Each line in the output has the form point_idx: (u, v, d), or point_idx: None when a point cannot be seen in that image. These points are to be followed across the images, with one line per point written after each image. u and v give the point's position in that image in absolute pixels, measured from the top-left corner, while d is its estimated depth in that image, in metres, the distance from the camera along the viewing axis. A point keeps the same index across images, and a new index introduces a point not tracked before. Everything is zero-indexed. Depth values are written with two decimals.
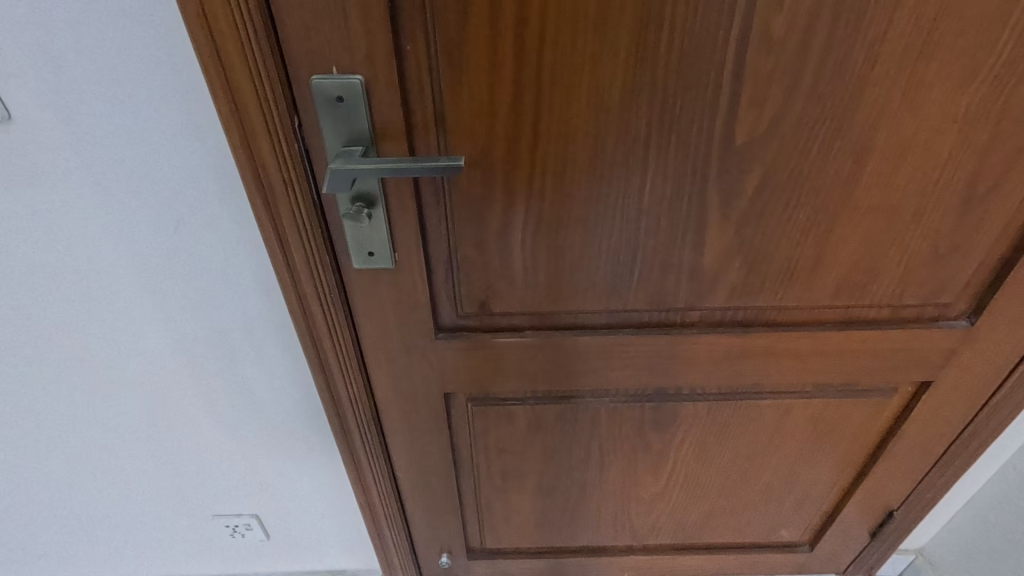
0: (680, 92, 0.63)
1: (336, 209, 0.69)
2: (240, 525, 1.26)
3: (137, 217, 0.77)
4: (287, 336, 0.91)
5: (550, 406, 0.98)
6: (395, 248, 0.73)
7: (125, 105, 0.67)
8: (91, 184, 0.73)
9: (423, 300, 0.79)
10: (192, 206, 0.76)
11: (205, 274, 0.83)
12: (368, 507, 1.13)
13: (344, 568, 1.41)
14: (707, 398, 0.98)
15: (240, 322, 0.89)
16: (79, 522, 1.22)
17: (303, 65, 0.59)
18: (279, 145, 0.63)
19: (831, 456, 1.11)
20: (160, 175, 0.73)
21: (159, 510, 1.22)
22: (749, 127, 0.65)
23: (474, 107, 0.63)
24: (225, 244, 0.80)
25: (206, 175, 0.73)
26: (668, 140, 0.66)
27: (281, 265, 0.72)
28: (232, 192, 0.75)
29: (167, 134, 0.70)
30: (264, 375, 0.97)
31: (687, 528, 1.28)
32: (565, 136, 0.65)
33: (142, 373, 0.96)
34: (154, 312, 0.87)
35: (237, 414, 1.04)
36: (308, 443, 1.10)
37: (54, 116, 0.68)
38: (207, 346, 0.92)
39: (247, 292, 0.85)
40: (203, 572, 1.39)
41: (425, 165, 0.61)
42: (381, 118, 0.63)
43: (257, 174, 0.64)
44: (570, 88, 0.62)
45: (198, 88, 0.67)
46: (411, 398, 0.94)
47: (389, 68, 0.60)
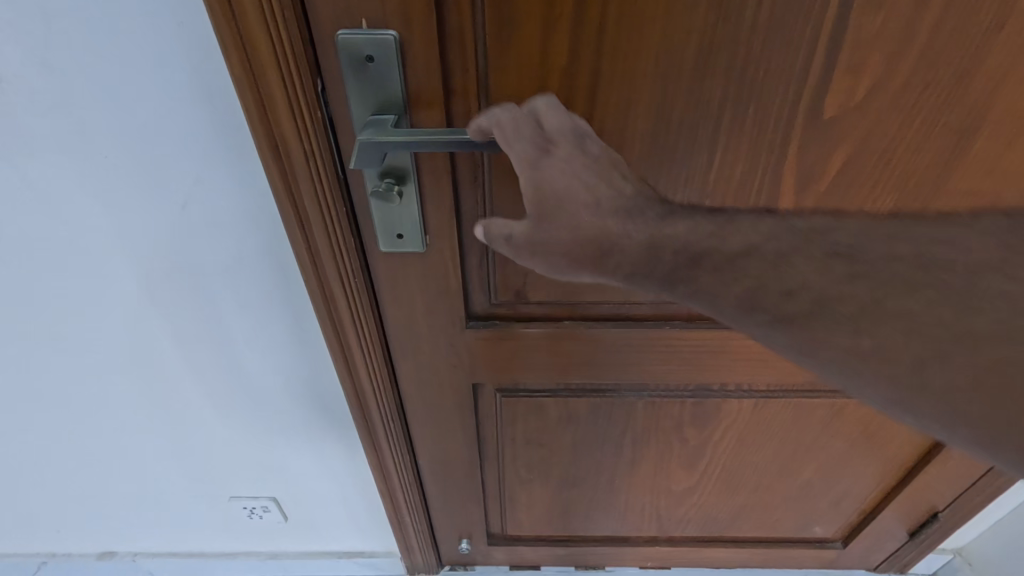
0: (766, 55, 0.53)
1: (363, 185, 0.62)
2: (258, 507, 1.24)
3: (142, 191, 0.70)
4: (304, 319, 0.85)
5: (583, 400, 0.92)
6: (426, 230, 0.66)
7: (124, 64, 0.59)
8: (88, 153, 0.66)
9: (454, 287, 0.73)
10: (203, 179, 0.69)
11: (216, 253, 0.77)
12: (388, 493, 1.09)
13: (361, 550, 1.39)
14: (754, 394, 0.91)
15: (253, 303, 0.83)
16: (94, 499, 1.21)
17: (330, 18, 0.51)
18: (299, 111, 0.55)
19: (877, 454, 1.05)
20: (165, 145, 0.66)
21: (174, 490, 1.20)
22: (840, 98, 0.56)
23: (521, 71, 0.54)
24: (242, 222, 0.73)
25: (215, 144, 0.66)
26: (744, 112, 0.57)
27: (301, 247, 0.65)
28: (247, 165, 0.67)
29: (173, 98, 0.62)
30: (280, 359, 0.92)
31: (716, 523, 1.24)
32: (625, 106, 0.56)
33: (154, 354, 0.91)
34: (164, 291, 0.82)
35: (253, 396, 0.99)
36: (327, 427, 1.06)
37: (40, 75, 0.60)
38: (220, 326, 0.87)
39: (265, 274, 0.79)
40: (221, 550, 1.38)
41: (468, 138, 0.53)
42: (416, 84, 0.55)
43: (275, 146, 0.57)
44: (635, 50, 0.53)
45: (208, 44, 0.58)
46: (436, 388, 0.89)
47: (427, 24, 0.51)
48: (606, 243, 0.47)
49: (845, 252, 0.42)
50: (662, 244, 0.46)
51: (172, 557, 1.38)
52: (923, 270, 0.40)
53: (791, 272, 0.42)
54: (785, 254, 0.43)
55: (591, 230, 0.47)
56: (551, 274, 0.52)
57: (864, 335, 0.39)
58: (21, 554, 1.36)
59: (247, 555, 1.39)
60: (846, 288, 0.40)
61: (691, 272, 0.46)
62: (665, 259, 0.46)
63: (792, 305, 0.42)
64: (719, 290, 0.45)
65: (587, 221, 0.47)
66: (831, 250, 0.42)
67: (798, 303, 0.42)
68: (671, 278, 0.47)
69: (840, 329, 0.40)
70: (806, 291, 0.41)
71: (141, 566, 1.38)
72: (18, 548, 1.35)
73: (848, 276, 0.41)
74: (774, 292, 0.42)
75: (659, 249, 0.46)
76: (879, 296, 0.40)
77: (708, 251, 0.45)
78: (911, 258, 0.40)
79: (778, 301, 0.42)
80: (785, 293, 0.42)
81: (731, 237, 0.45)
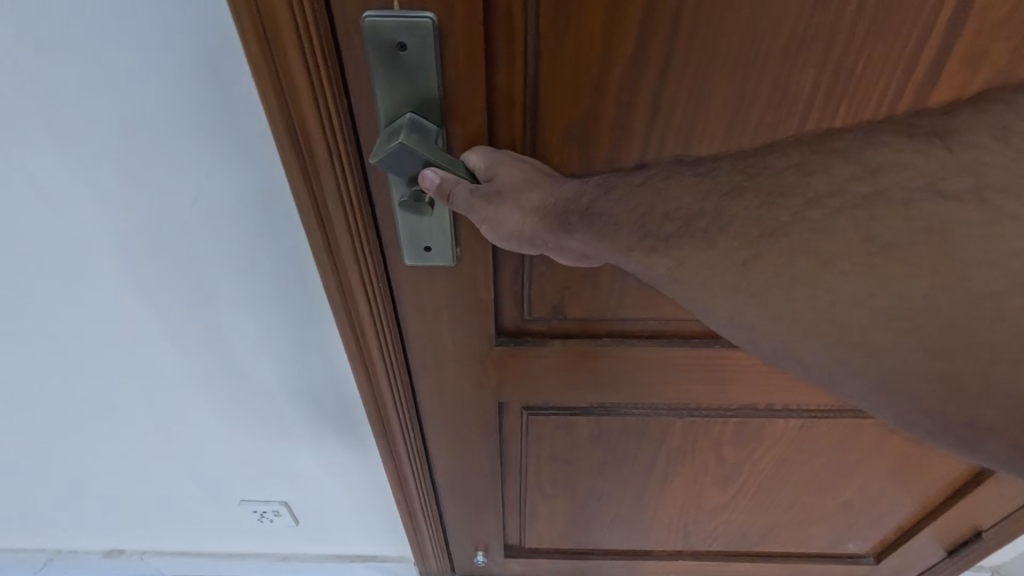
0: (867, 48, 0.45)
1: (387, 192, 0.53)
2: (269, 511, 1.17)
3: (140, 188, 0.61)
4: (324, 329, 0.77)
5: (617, 418, 0.85)
6: (457, 243, 0.58)
7: (122, 44, 0.50)
8: (78, 145, 0.57)
9: (486, 303, 0.65)
10: (210, 176, 0.60)
11: (227, 257, 0.68)
12: (405, 508, 1.03)
13: (374, 554, 1.33)
14: (801, 412, 0.84)
15: (268, 312, 0.75)
16: (96, 501, 1.15)
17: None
18: (326, 104, 0.46)
19: (925, 475, 0.98)
20: (170, 138, 0.57)
21: (179, 496, 1.14)
22: (948, 95, 0.48)
23: (578, 67, 0.46)
24: (255, 224, 0.65)
25: (227, 138, 0.57)
26: (834, 107, 0.49)
27: (322, 253, 0.57)
28: (260, 162, 0.59)
29: (171, 84, 0.53)
30: (295, 369, 0.84)
31: (746, 538, 1.18)
32: (698, 103, 0.48)
33: (159, 362, 0.84)
34: (170, 297, 0.74)
35: (265, 408, 0.92)
36: (342, 438, 0.99)
37: (15, 53, 0.51)
38: (232, 335, 0.79)
39: (280, 282, 0.71)
40: (228, 551, 1.33)
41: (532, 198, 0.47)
42: (455, 80, 0.45)
43: (297, 140, 0.47)
44: (715, 43, 0.45)
45: (219, 21, 0.49)
46: (460, 406, 0.82)
47: (472, 9, 0.42)
48: (554, 201, 0.46)
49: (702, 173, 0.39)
50: (584, 186, 0.45)
51: (178, 557, 1.33)
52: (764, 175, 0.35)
53: (662, 195, 0.39)
54: (668, 178, 0.40)
55: (541, 194, 0.47)
56: (502, 239, 0.48)
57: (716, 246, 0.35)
58: (21, 552, 1.31)
59: (257, 556, 1.34)
60: (704, 205, 0.37)
61: (605, 203, 0.42)
62: (589, 194, 0.44)
63: (671, 226, 0.38)
64: (618, 219, 0.41)
65: (532, 189, 0.47)
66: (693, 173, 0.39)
67: (675, 222, 0.38)
68: (570, 213, 0.44)
69: (695, 240, 0.36)
70: (678, 211, 0.38)
71: (147, 565, 1.33)
72: (19, 545, 1.29)
73: (706, 192, 0.37)
74: (656, 216, 0.39)
75: (582, 191, 0.45)
76: (721, 205, 0.36)
77: (617, 183, 0.43)
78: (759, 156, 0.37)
79: (660, 225, 0.39)
80: (665, 215, 0.39)
81: (628, 174, 0.44)
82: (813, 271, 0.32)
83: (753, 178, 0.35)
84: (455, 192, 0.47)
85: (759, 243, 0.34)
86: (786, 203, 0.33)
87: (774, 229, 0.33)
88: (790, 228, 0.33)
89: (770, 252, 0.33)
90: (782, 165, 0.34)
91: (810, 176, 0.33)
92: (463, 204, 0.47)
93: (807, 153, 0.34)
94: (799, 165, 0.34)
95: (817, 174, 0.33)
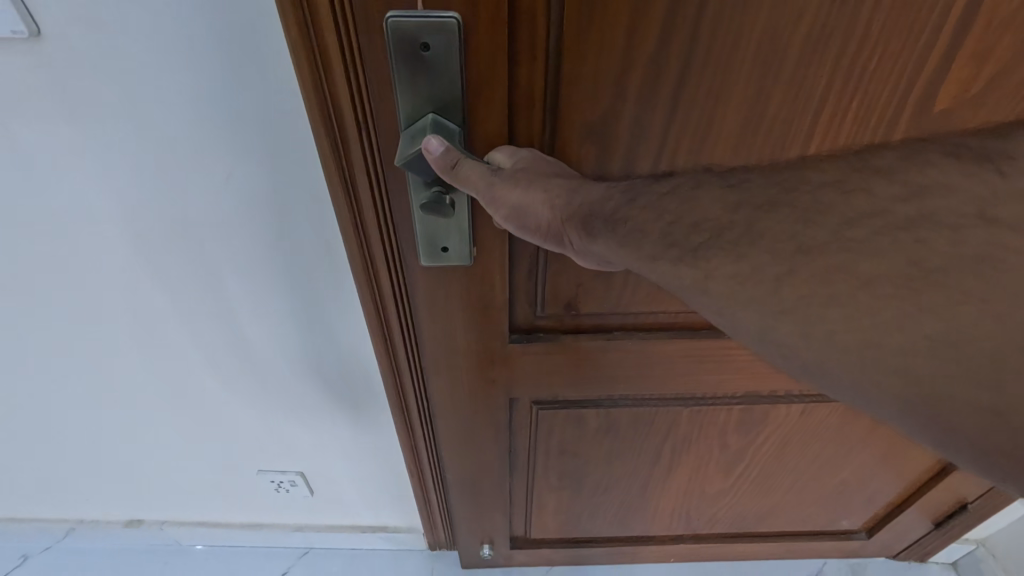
0: (880, 42, 0.46)
1: (404, 194, 0.52)
2: (285, 482, 1.12)
3: (173, 179, 0.61)
4: (341, 318, 0.78)
5: (626, 410, 0.86)
6: (474, 242, 0.58)
7: (155, 36, 0.50)
8: (115, 131, 0.57)
9: (501, 302, 0.65)
10: (234, 170, 0.61)
11: (246, 247, 0.68)
12: (417, 480, 1.04)
13: (385, 524, 1.28)
14: (802, 396, 0.87)
15: (285, 300, 0.76)
16: (108, 472, 1.11)
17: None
18: (359, 94, 0.46)
19: (919, 454, 1.02)
20: (195, 131, 0.57)
21: (192, 469, 1.10)
22: (957, 88, 0.49)
23: (600, 69, 0.46)
24: (287, 219, 0.65)
25: (253, 132, 0.57)
26: (849, 102, 0.49)
27: (353, 238, 0.58)
28: (297, 160, 0.59)
29: (213, 78, 0.53)
30: (310, 358, 0.85)
31: (746, 519, 1.20)
32: (717, 100, 0.48)
33: (173, 350, 0.84)
34: (187, 286, 0.74)
35: (278, 395, 0.92)
36: (358, 424, 0.99)
37: (51, 36, 0.50)
38: (247, 324, 0.79)
39: (308, 275, 0.72)
40: (245, 520, 1.26)
41: (556, 204, 0.45)
42: (478, 81, 0.45)
43: (331, 123, 0.47)
44: (735, 41, 0.45)
45: (254, 18, 0.49)
46: (472, 405, 0.82)
47: (497, 11, 0.41)
48: (579, 204, 0.45)
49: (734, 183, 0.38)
50: (612, 192, 0.44)
51: (194, 530, 1.27)
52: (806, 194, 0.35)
53: (689, 206, 0.38)
54: (696, 187, 0.39)
55: (563, 194, 0.46)
56: (523, 232, 0.48)
57: (745, 258, 0.35)
58: (30, 521, 1.25)
59: (272, 527, 1.27)
60: (733, 218, 0.36)
61: (629, 210, 0.41)
62: (615, 200, 0.43)
63: (698, 236, 0.37)
64: (644, 227, 0.40)
65: (555, 188, 0.46)
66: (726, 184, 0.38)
67: (703, 233, 0.37)
68: (596, 216, 0.43)
69: (719, 253, 0.36)
70: (706, 222, 0.37)
71: (165, 535, 1.27)
72: (29, 515, 1.24)
73: (737, 203, 0.36)
74: (682, 226, 0.38)
75: (609, 195, 0.44)
76: (753, 219, 0.36)
77: (644, 191, 0.42)
78: (797, 161, 0.37)
79: (687, 236, 0.38)
80: (691, 225, 0.38)
81: (655, 181, 0.42)
82: (844, 290, 0.33)
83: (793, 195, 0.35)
84: (463, 169, 0.46)
85: (794, 259, 0.34)
86: (826, 219, 0.33)
87: (810, 248, 0.34)
88: (826, 245, 0.33)
89: (801, 270, 0.34)
90: (819, 184, 0.34)
91: (850, 195, 0.33)
92: (469, 178, 0.46)
93: (847, 171, 0.34)
94: (838, 184, 0.34)
95: (858, 195, 0.33)
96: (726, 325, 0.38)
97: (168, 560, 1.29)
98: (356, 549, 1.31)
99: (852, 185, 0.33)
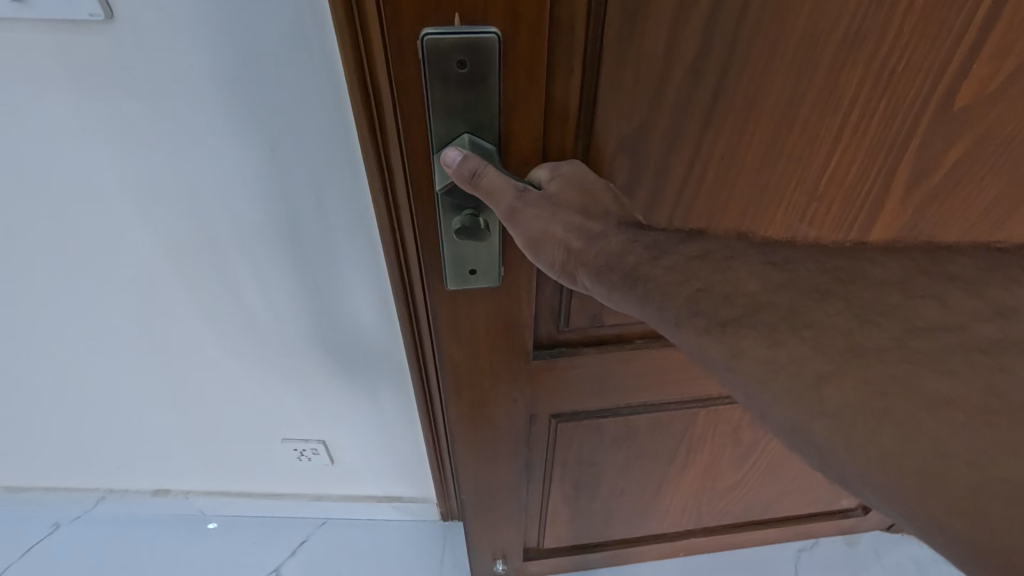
0: (913, 40, 0.46)
1: (433, 219, 0.50)
2: (308, 450, 1.07)
3: (215, 174, 0.63)
4: (359, 313, 0.80)
5: (645, 416, 0.85)
6: (503, 263, 0.55)
7: (213, 33, 0.52)
8: (168, 122, 0.59)
9: (525, 321, 0.63)
10: (268, 165, 0.63)
11: (269, 240, 0.70)
12: (432, 456, 1.03)
13: (400, 494, 1.22)
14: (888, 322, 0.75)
15: (304, 294, 0.77)
16: (124, 439, 1.05)
17: (417, 5, 0.38)
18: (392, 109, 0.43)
19: None
20: (235, 124, 0.59)
21: (210, 440, 1.05)
22: (976, 86, 0.50)
23: (636, 88, 0.45)
24: (318, 216, 0.68)
25: (293, 131, 0.59)
26: (877, 102, 0.50)
27: (387, 232, 0.57)
28: (339, 166, 0.62)
29: (270, 82, 0.56)
30: (323, 351, 0.86)
31: (755, 507, 1.22)
32: (751, 104, 0.47)
33: (190, 338, 0.84)
34: (208, 277, 0.75)
35: (291, 386, 0.93)
36: (371, 411, 0.99)
37: (120, 20, 0.52)
38: (265, 316, 0.80)
39: (331, 271, 0.74)
40: (266, 489, 1.19)
41: (575, 250, 0.45)
42: (515, 100, 0.43)
43: (376, 134, 0.46)
44: (775, 46, 0.44)
45: (311, 25, 0.52)
46: (492, 425, 0.79)
47: (538, 33, 0.40)
48: (601, 258, 0.44)
49: (776, 262, 0.38)
50: (635, 241, 0.43)
51: (198, 504, 1.20)
52: (845, 283, 0.36)
53: (724, 274, 0.39)
54: (730, 258, 0.39)
55: (584, 234, 0.45)
56: (541, 262, 0.47)
57: (779, 347, 0.35)
58: (44, 490, 1.19)
59: (291, 496, 1.21)
60: (772, 298, 0.37)
61: (652, 268, 0.41)
62: (637, 253, 0.43)
63: (727, 310, 0.37)
64: (668, 288, 0.40)
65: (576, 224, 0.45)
66: (766, 261, 0.39)
67: (732, 308, 0.37)
68: (623, 273, 0.42)
69: (753, 333, 0.36)
70: (738, 296, 0.37)
71: (192, 505, 1.21)
72: (42, 484, 1.18)
73: (778, 284, 0.37)
74: (712, 297, 0.38)
75: (632, 244, 0.43)
76: (794, 304, 0.36)
77: (668, 248, 0.42)
78: None
79: (715, 308, 0.38)
80: (722, 298, 0.38)
81: (680, 242, 0.42)
82: (904, 409, 0.31)
83: (850, 291, 0.36)
84: (489, 178, 0.43)
85: (843, 358, 0.33)
86: (887, 321, 0.34)
87: (864, 354, 0.33)
88: (886, 352, 0.33)
89: (848, 374, 0.33)
90: (876, 283, 0.36)
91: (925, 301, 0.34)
92: (494, 182, 0.44)
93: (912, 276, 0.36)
94: (903, 286, 0.35)
95: (930, 304, 0.34)
96: (757, 414, 0.37)
97: (192, 528, 1.22)
98: (372, 518, 1.24)
99: (921, 290, 0.35)
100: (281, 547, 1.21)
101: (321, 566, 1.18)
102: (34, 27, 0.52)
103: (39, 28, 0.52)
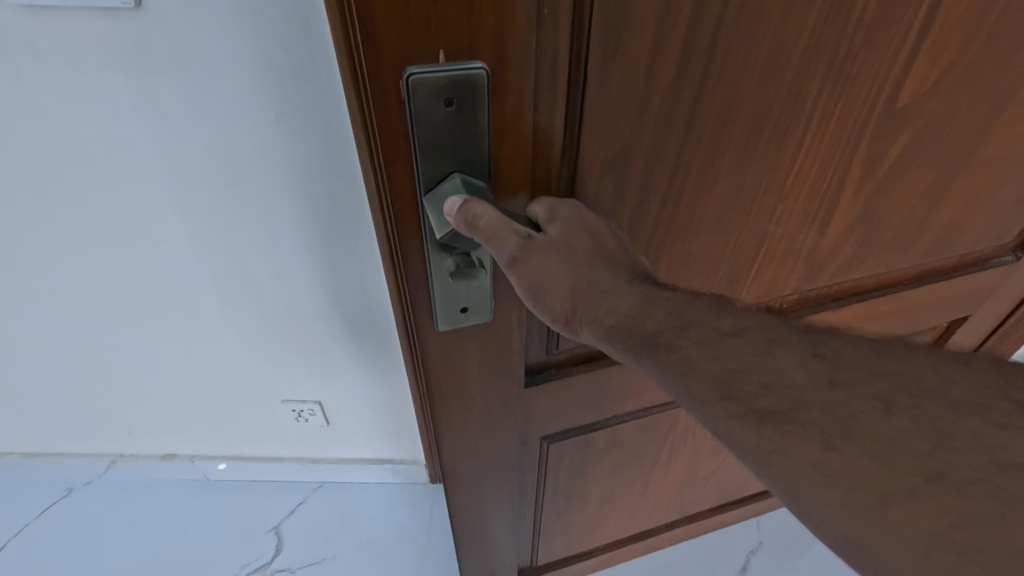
0: (863, 50, 0.48)
1: (421, 259, 0.47)
2: (306, 411, 1.08)
3: (225, 154, 0.69)
4: (354, 283, 0.86)
5: (631, 424, 0.86)
6: (494, 296, 0.53)
7: (229, 23, 0.59)
8: (184, 106, 0.65)
9: (517, 351, 0.62)
10: (275, 147, 0.69)
11: (274, 216, 0.77)
12: (424, 432, 1.05)
13: (390, 456, 1.22)
14: (866, 294, 0.76)
15: (304, 265, 0.83)
16: (131, 403, 1.07)
17: (399, 42, 0.35)
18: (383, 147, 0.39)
19: None
20: (246, 109, 0.65)
21: (213, 400, 1.06)
22: (916, 85, 0.53)
23: (612, 113, 0.44)
24: (320, 193, 0.74)
25: (297, 114, 0.66)
26: (834, 105, 0.52)
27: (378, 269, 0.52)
28: (341, 147, 0.69)
29: (280, 68, 0.62)
30: (321, 317, 0.91)
31: (732, 488, 1.26)
32: (725, 115, 0.48)
33: (198, 307, 0.89)
34: (217, 251, 0.81)
35: (292, 354, 0.97)
36: (365, 377, 1.03)
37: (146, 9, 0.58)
38: (269, 286, 0.86)
39: (331, 245, 0.80)
40: (268, 454, 1.20)
41: (580, 296, 0.45)
42: (502, 133, 0.41)
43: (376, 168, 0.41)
44: (746, 58, 0.45)
45: (317, 18, 0.59)
46: (486, 458, 0.77)
47: (523, 74, 0.39)
48: (615, 321, 0.44)
49: (822, 355, 0.39)
50: (654, 300, 0.43)
51: (199, 462, 1.21)
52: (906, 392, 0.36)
53: (767, 366, 0.39)
54: (772, 342, 0.40)
55: (610, 300, 0.44)
56: (545, 314, 0.46)
57: (837, 450, 0.34)
58: (53, 456, 1.20)
59: (292, 459, 1.21)
60: (821, 397, 0.37)
61: (677, 338, 0.41)
62: (665, 322, 0.42)
63: (767, 399, 0.37)
64: (692, 361, 0.40)
65: (600, 298, 0.44)
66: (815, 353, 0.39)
67: (774, 398, 0.37)
68: (647, 347, 0.42)
69: (803, 436, 0.35)
70: (779, 384, 0.38)
71: (197, 469, 1.22)
72: (51, 450, 1.19)
73: (828, 382, 0.37)
74: (748, 378, 0.38)
75: (653, 304, 0.43)
76: (846, 402, 0.36)
77: (696, 318, 0.42)
78: None
79: (752, 398, 0.38)
80: (761, 386, 0.38)
81: (709, 313, 0.43)
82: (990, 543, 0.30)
83: (920, 408, 0.35)
84: (484, 217, 0.40)
85: (917, 482, 0.32)
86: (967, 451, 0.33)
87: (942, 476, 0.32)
88: (968, 485, 0.32)
89: (920, 496, 0.32)
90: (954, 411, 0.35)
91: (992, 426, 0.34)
92: (491, 229, 0.41)
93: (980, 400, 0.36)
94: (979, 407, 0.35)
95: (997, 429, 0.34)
96: (804, 515, 0.35)
97: (195, 492, 1.23)
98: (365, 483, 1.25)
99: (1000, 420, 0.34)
100: (281, 505, 1.22)
101: (317, 530, 1.19)
102: (70, 10, 0.58)
103: (72, 13, 0.58)
